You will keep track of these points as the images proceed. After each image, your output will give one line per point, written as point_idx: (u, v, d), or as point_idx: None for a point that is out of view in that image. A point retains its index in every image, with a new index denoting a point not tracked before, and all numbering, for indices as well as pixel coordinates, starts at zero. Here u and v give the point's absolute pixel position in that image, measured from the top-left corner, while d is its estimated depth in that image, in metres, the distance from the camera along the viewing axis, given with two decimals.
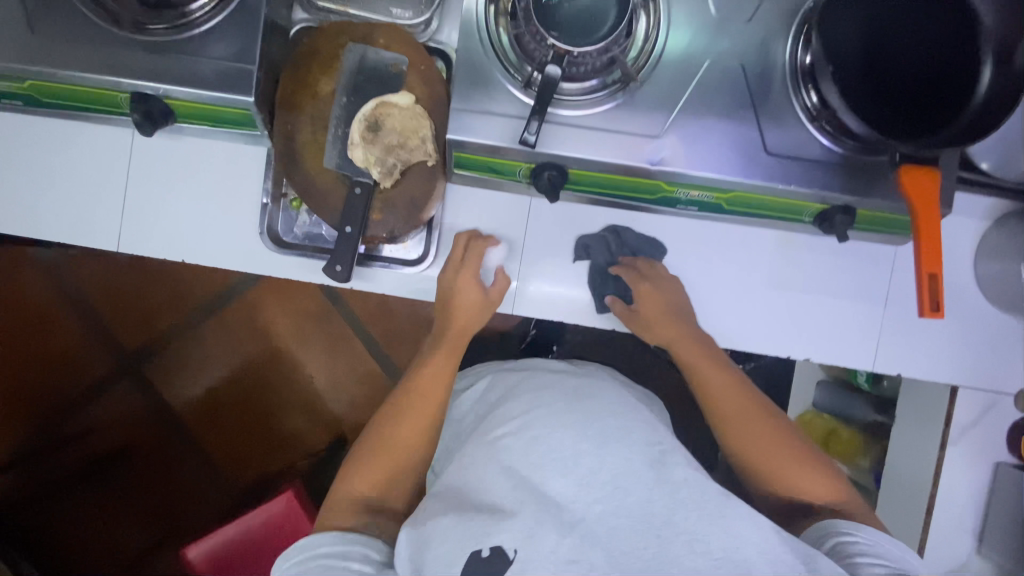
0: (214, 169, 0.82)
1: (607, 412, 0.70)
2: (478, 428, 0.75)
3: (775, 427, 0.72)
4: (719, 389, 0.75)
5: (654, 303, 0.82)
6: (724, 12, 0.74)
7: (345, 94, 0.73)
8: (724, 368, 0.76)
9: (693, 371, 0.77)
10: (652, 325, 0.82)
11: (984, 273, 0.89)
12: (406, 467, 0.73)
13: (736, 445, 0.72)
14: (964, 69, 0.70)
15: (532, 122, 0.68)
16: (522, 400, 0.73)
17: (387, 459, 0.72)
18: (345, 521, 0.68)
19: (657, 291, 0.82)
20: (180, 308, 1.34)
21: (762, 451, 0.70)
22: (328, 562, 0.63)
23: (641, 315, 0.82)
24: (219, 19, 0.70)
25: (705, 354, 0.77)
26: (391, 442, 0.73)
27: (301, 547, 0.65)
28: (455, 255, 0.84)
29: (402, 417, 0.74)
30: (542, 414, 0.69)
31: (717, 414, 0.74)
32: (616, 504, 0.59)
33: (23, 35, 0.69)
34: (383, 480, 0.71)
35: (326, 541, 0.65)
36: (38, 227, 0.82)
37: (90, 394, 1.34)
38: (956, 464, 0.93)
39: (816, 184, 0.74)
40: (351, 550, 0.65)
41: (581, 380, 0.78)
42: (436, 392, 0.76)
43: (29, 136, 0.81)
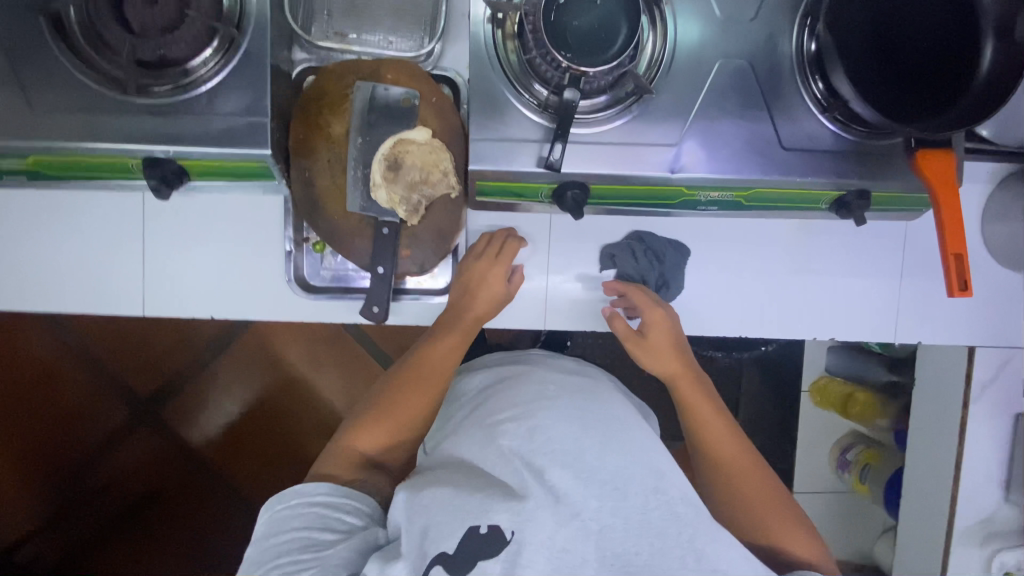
0: (232, 221, 0.81)
1: (610, 412, 0.69)
2: (475, 412, 0.73)
3: (769, 484, 0.71)
4: (718, 436, 0.73)
5: (664, 333, 0.78)
6: (729, 13, 0.74)
7: (360, 134, 0.72)
8: (719, 413, 0.74)
9: (689, 411, 0.75)
10: (653, 354, 0.77)
11: (993, 235, 0.92)
12: (405, 436, 0.74)
13: (726, 493, 0.70)
14: (965, 50, 0.71)
15: (556, 145, 0.69)
16: (523, 389, 0.71)
17: (390, 425, 0.73)
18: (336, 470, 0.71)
19: (669, 322, 0.80)
20: (191, 352, 1.31)
21: (756, 510, 0.69)
22: (323, 512, 0.67)
23: (648, 341, 0.78)
24: (224, 74, 0.68)
25: (704, 396, 0.75)
26: (396, 411, 0.74)
27: (296, 493, 0.68)
28: (487, 249, 0.82)
29: (411, 390, 0.75)
30: (548, 407, 0.67)
31: (710, 456, 0.72)
32: (614, 504, 0.59)
33: (23, 111, 0.67)
34: (382, 443, 0.74)
35: (323, 492, 0.68)
36: (62, 298, 0.81)
37: (110, 447, 1.32)
38: (979, 419, 0.97)
39: (833, 173, 0.76)
40: (346, 503, 0.68)
41: (585, 380, 0.75)
42: (446, 370, 0.76)
43: (39, 209, 0.79)
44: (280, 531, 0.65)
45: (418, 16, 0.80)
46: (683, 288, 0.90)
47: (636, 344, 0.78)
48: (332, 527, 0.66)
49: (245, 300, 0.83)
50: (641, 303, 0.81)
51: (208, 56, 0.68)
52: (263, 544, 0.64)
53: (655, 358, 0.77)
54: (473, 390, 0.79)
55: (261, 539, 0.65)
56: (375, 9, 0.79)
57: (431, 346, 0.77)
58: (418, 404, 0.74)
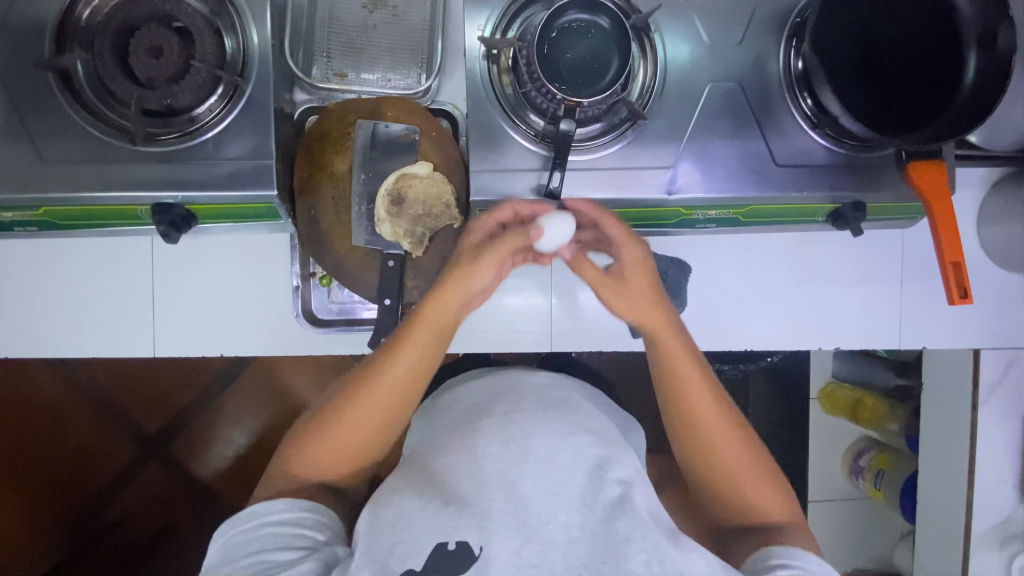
0: (239, 259, 0.82)
1: (586, 424, 0.69)
2: (451, 425, 0.73)
3: (740, 442, 0.68)
4: (694, 397, 0.67)
5: (641, 276, 0.66)
6: (716, 37, 0.76)
7: (364, 171, 0.76)
8: (703, 373, 0.68)
9: (672, 375, 0.67)
10: (630, 304, 0.66)
11: (989, 237, 0.93)
12: (360, 452, 0.68)
13: (705, 456, 0.68)
14: (949, 63, 0.73)
15: (554, 173, 0.71)
16: (497, 403, 0.72)
17: (339, 439, 0.66)
18: (283, 488, 0.67)
19: (647, 263, 0.67)
20: (200, 386, 1.32)
21: (723, 468, 0.68)
22: (281, 531, 0.62)
23: (628, 284, 0.66)
24: (230, 120, 0.70)
25: (690, 356, 0.68)
26: (344, 424, 0.66)
27: (251, 514, 0.63)
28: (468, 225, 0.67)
29: (360, 400, 0.65)
30: (523, 419, 0.68)
31: (692, 423, 0.68)
32: (582, 518, 0.59)
33: (33, 164, 0.68)
34: (334, 458, 0.67)
35: (279, 507, 0.64)
36: (74, 343, 0.82)
37: (118, 487, 1.32)
38: (988, 422, 0.97)
39: (827, 187, 0.77)
40: (303, 517, 0.64)
41: (562, 393, 0.76)
42: (403, 377, 0.65)
43: (49, 256, 0.81)
44: (235, 558, 0.60)
45: (414, 52, 0.83)
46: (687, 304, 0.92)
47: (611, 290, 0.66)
48: (291, 545, 0.61)
49: (253, 336, 0.84)
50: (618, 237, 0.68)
51: (212, 103, 0.70)
52: (216, 575, 0.59)
53: (631, 308, 0.66)
54: (449, 408, 0.79)
55: (215, 570, 0.60)
56: (373, 49, 0.82)
57: (393, 349, 0.64)
58: (369, 416, 0.65)
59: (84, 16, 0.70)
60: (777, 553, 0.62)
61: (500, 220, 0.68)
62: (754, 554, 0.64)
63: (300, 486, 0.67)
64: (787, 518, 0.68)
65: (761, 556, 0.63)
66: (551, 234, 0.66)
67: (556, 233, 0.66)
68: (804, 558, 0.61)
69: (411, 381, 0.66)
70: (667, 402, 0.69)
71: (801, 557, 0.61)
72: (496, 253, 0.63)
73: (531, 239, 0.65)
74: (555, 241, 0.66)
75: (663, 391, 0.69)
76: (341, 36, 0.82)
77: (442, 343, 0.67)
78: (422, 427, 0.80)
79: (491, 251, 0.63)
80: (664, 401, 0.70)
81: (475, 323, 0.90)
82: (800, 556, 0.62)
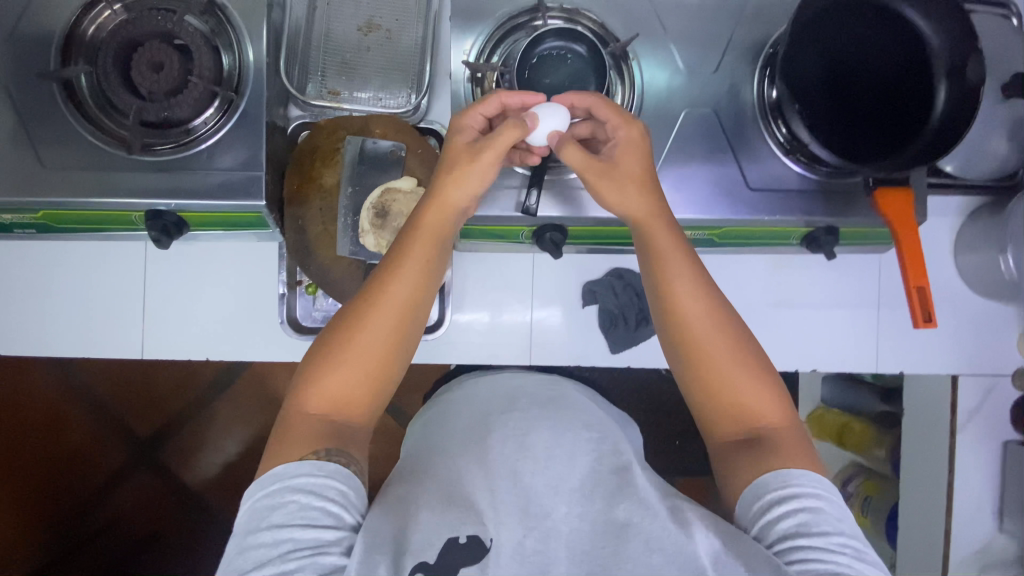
0: (229, 266, 0.85)
1: (579, 421, 0.77)
2: (454, 417, 0.81)
3: (738, 347, 0.64)
4: (687, 298, 0.65)
5: (633, 155, 0.67)
6: (693, 66, 0.80)
7: (351, 184, 0.80)
8: (694, 270, 0.65)
9: (658, 267, 0.66)
10: (622, 191, 0.66)
11: (965, 264, 0.95)
12: (376, 377, 0.62)
13: (700, 363, 0.64)
14: (919, 92, 0.76)
15: (531, 192, 0.73)
16: (495, 398, 0.82)
17: (353, 362, 0.61)
18: (303, 447, 0.57)
19: (639, 140, 0.67)
20: (191, 391, 1.34)
21: (718, 375, 0.64)
22: (306, 501, 0.54)
23: (617, 167, 0.66)
24: (224, 131, 0.74)
25: (680, 249, 0.65)
26: (355, 343, 0.61)
27: (275, 476, 0.56)
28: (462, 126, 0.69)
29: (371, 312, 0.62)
30: (519, 417, 0.77)
31: (681, 323, 0.65)
32: (582, 509, 0.65)
33: (35, 170, 0.71)
34: (347, 388, 0.61)
35: (305, 471, 0.55)
36: (67, 342, 0.85)
37: (108, 489, 1.33)
38: (966, 447, 0.98)
39: (799, 211, 0.79)
40: (332, 487, 0.56)
41: (553, 390, 0.85)
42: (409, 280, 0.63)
43: (47, 258, 0.84)
44: (258, 529, 0.53)
45: (405, 72, 0.87)
46: None
47: (603, 176, 0.66)
48: (315, 520, 0.53)
49: (240, 340, 0.86)
50: (610, 116, 0.67)
51: (208, 117, 0.74)
52: (240, 544, 0.53)
53: (622, 192, 0.66)
54: (450, 401, 0.85)
55: (239, 534, 0.54)
56: (367, 69, 0.86)
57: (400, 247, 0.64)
58: (382, 332, 0.62)
59: (88, 32, 0.74)
60: (771, 481, 0.58)
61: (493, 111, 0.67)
62: (751, 481, 0.59)
63: (319, 437, 0.58)
64: (785, 427, 0.63)
65: (755, 488, 0.59)
66: (543, 122, 0.65)
67: (551, 127, 0.66)
68: (800, 477, 0.57)
69: (423, 284, 0.64)
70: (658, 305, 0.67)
71: (796, 478, 0.57)
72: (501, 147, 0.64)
73: (527, 129, 0.64)
74: (553, 130, 0.66)
75: (655, 294, 0.67)
76: (335, 56, 0.86)
77: (448, 238, 0.67)
78: (425, 418, 0.85)
79: (491, 145, 0.64)
80: (656, 303, 0.67)
81: (457, 335, 0.92)
82: (795, 476, 0.57)
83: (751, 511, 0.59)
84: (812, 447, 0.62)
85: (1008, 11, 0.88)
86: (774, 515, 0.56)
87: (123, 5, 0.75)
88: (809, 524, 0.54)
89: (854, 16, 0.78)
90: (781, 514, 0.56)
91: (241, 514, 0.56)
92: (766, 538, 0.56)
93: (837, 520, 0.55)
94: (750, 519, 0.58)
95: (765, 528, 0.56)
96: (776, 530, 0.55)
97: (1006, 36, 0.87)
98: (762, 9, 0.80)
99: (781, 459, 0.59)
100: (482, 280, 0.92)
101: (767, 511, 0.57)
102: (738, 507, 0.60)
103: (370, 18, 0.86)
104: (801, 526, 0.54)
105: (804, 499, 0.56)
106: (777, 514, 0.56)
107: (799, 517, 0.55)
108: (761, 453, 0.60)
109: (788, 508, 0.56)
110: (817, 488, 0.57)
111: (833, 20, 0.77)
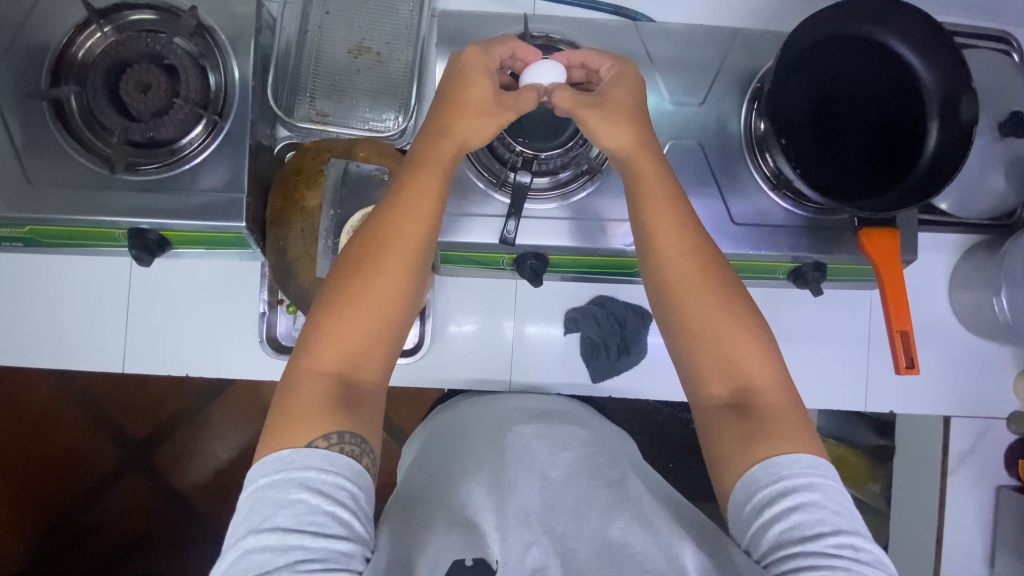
0: (214, 284, 0.87)
1: (575, 436, 0.78)
2: (448, 431, 0.80)
3: (731, 302, 0.62)
4: (679, 252, 0.63)
5: (623, 89, 0.65)
6: (680, 98, 0.79)
7: (334, 207, 0.81)
8: (688, 233, 0.64)
9: (653, 231, 0.64)
10: (612, 120, 0.63)
11: (959, 303, 0.93)
12: (380, 339, 0.61)
13: (702, 326, 0.62)
14: (911, 131, 0.74)
15: (509, 221, 0.73)
16: (492, 414, 0.82)
17: (357, 324, 0.60)
18: (312, 431, 0.54)
19: (628, 78, 0.66)
20: (182, 396, 1.34)
21: (709, 333, 0.61)
22: (315, 505, 0.51)
23: (608, 99, 0.64)
24: (209, 152, 0.74)
25: (677, 216, 0.64)
26: (356, 299, 0.60)
27: (281, 462, 0.53)
28: (453, 74, 0.65)
29: (375, 268, 0.61)
30: (518, 437, 0.76)
31: (678, 286, 0.63)
32: (579, 529, 0.65)
33: (22, 187, 0.72)
34: (350, 353, 0.60)
35: (315, 466, 0.53)
36: (52, 352, 0.86)
37: (96, 492, 1.33)
38: (957, 489, 0.96)
39: (786, 247, 0.78)
40: (342, 488, 0.53)
41: (560, 404, 0.86)
42: (409, 230, 0.63)
43: (38, 268, 0.86)
44: (264, 526, 0.50)
45: (393, 93, 0.87)
46: (646, 353, 0.92)
47: (594, 107, 0.63)
48: (323, 525, 0.50)
49: (222, 357, 0.87)
50: (599, 65, 0.67)
51: (195, 136, 0.75)
52: (243, 540, 0.50)
53: (610, 125, 0.63)
54: (449, 415, 0.84)
55: (242, 528, 0.51)
56: (355, 92, 0.86)
57: (396, 195, 0.63)
58: (386, 285, 0.61)
59: (79, 55, 0.76)
60: (761, 477, 0.55)
61: (497, 57, 0.65)
62: (740, 475, 0.57)
63: (327, 416, 0.56)
64: (774, 390, 0.60)
65: (745, 486, 0.56)
66: (536, 79, 0.65)
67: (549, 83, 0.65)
68: (791, 467, 0.54)
69: (426, 233, 0.64)
70: (647, 265, 0.65)
71: (787, 470, 0.54)
72: (503, 92, 0.64)
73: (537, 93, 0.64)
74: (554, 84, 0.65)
75: (649, 253, 0.65)
76: (324, 78, 0.86)
77: (449, 188, 0.66)
78: (432, 425, 0.85)
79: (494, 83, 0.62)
80: (646, 261, 0.65)
81: (437, 359, 0.92)
82: (786, 467, 0.54)
83: (743, 513, 0.56)
84: (805, 411, 0.59)
85: (1008, 46, 0.87)
86: (766, 517, 0.53)
87: (112, 27, 0.76)
88: (802, 526, 0.51)
89: (846, 49, 0.76)
90: (773, 517, 0.53)
91: (241, 505, 0.53)
92: (760, 542, 0.53)
93: (832, 515, 0.51)
94: (743, 522, 0.56)
95: (758, 534, 0.54)
96: (769, 534, 0.52)
97: (1006, 71, 0.84)
98: (750, 42, 0.80)
99: (768, 439, 0.56)
100: (464, 303, 0.92)
101: (758, 514, 0.54)
102: (731, 507, 0.57)
103: (361, 40, 0.87)
104: (794, 529, 0.51)
105: (796, 496, 0.52)
106: (768, 517, 0.53)
107: (792, 519, 0.52)
108: (747, 422, 0.58)
109: (780, 509, 0.53)
110: (810, 479, 0.53)
111: (825, 56, 0.76)
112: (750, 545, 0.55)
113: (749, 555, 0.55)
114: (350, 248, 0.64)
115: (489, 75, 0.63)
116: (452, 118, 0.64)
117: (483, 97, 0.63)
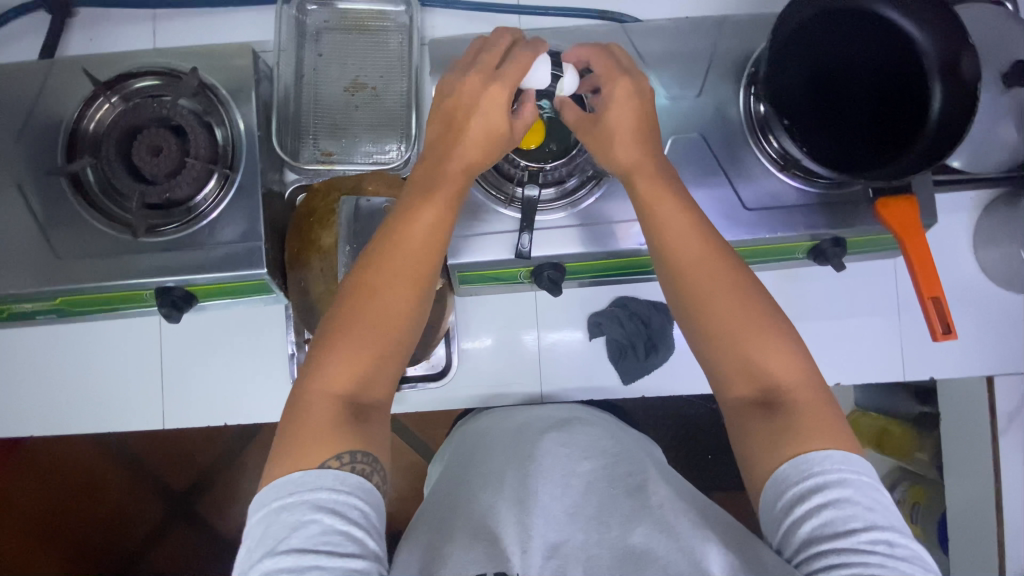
0: (242, 330, 0.89)
1: (595, 445, 0.76)
2: (480, 445, 0.81)
3: (745, 297, 0.62)
4: (689, 247, 0.64)
5: (624, 109, 0.65)
6: (676, 92, 0.79)
7: (348, 242, 0.79)
8: (700, 232, 0.64)
9: (659, 228, 0.65)
10: (603, 145, 0.66)
11: (987, 260, 0.91)
12: (384, 364, 0.61)
13: (715, 319, 0.62)
14: (914, 95, 0.73)
15: (523, 236, 0.75)
16: (522, 423, 0.83)
17: (372, 353, 0.61)
18: (322, 451, 0.55)
19: (637, 95, 0.65)
20: (220, 442, 1.35)
21: (727, 331, 0.61)
22: (327, 525, 0.51)
23: (601, 122, 0.66)
24: (224, 205, 0.76)
25: (684, 213, 0.64)
26: (372, 328, 0.61)
27: (294, 485, 0.53)
28: (458, 101, 0.65)
29: (378, 295, 0.62)
30: (550, 446, 0.76)
31: (685, 282, 0.63)
32: (599, 536, 0.64)
33: (50, 263, 0.75)
34: (361, 378, 0.60)
35: (327, 485, 0.53)
36: (95, 415, 0.88)
37: (146, 545, 1.35)
38: (1013, 453, 0.92)
39: (801, 226, 0.77)
40: (354, 507, 0.53)
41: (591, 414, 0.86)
42: (421, 263, 0.64)
43: (75, 336, 0.88)
44: (277, 550, 0.50)
45: (393, 123, 0.88)
46: (675, 348, 0.92)
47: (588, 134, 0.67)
48: (337, 544, 0.50)
49: (254, 401, 0.88)
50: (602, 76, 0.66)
51: (209, 191, 0.76)
52: (258, 565, 0.49)
53: (607, 147, 0.66)
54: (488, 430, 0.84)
55: (256, 553, 0.50)
56: (357, 128, 0.88)
57: (407, 228, 0.64)
58: (392, 310, 0.62)
59: (90, 127, 0.78)
60: (791, 475, 0.54)
61: (511, 83, 0.63)
62: (772, 473, 0.56)
63: (337, 434, 0.56)
64: (807, 390, 0.59)
65: (776, 484, 0.55)
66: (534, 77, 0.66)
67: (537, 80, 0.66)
68: (821, 463, 0.53)
69: (431, 262, 0.64)
70: (660, 260, 0.66)
71: (817, 467, 0.53)
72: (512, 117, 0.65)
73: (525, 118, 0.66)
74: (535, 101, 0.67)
75: (658, 250, 0.65)
76: (325, 118, 0.88)
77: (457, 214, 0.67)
78: (462, 439, 0.86)
79: (490, 114, 0.64)
80: (658, 258, 0.66)
81: (467, 378, 0.92)
82: (817, 464, 0.54)
83: (774, 511, 0.55)
84: (837, 411, 0.58)
85: None
86: (796, 515, 0.53)
87: (119, 97, 0.78)
88: (834, 522, 0.50)
89: (836, 24, 0.75)
90: (803, 515, 0.52)
91: (252, 532, 0.52)
92: (791, 539, 0.53)
93: (865, 511, 0.50)
94: (774, 520, 0.55)
95: (788, 532, 0.53)
96: (799, 532, 0.52)
97: (1002, 22, 0.83)
98: (738, 29, 0.80)
99: (798, 437, 0.56)
100: (487, 320, 0.93)
101: (789, 512, 0.53)
102: (762, 504, 0.57)
103: (356, 77, 0.89)
104: (825, 526, 0.51)
105: (827, 492, 0.52)
106: (799, 515, 0.52)
107: (823, 516, 0.51)
108: (775, 420, 0.57)
109: (810, 506, 0.52)
110: (842, 475, 0.52)
111: (817, 33, 0.75)
112: (780, 545, 0.54)
113: (781, 554, 0.54)
114: (356, 272, 0.64)
115: (501, 107, 0.63)
116: (461, 146, 0.65)
117: (490, 129, 0.64)
